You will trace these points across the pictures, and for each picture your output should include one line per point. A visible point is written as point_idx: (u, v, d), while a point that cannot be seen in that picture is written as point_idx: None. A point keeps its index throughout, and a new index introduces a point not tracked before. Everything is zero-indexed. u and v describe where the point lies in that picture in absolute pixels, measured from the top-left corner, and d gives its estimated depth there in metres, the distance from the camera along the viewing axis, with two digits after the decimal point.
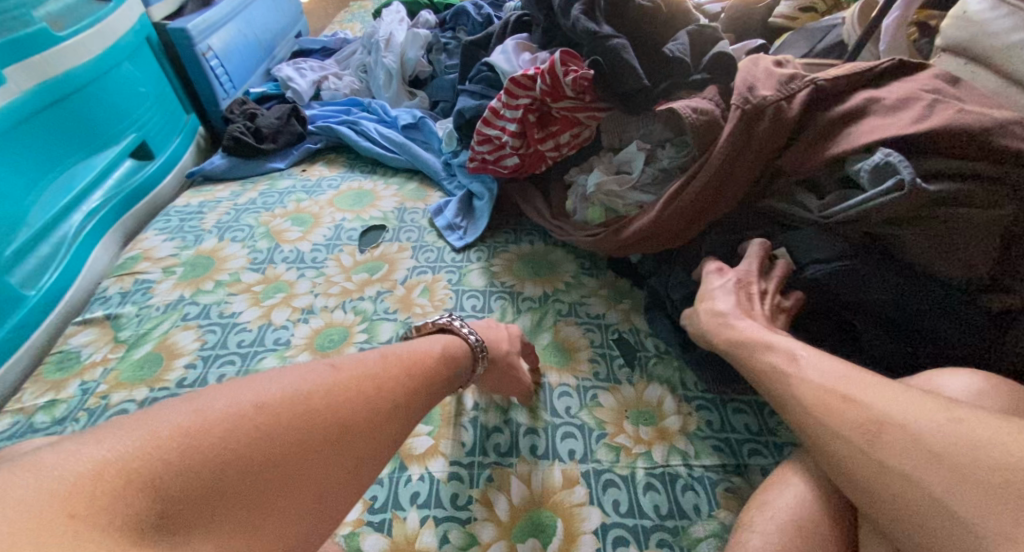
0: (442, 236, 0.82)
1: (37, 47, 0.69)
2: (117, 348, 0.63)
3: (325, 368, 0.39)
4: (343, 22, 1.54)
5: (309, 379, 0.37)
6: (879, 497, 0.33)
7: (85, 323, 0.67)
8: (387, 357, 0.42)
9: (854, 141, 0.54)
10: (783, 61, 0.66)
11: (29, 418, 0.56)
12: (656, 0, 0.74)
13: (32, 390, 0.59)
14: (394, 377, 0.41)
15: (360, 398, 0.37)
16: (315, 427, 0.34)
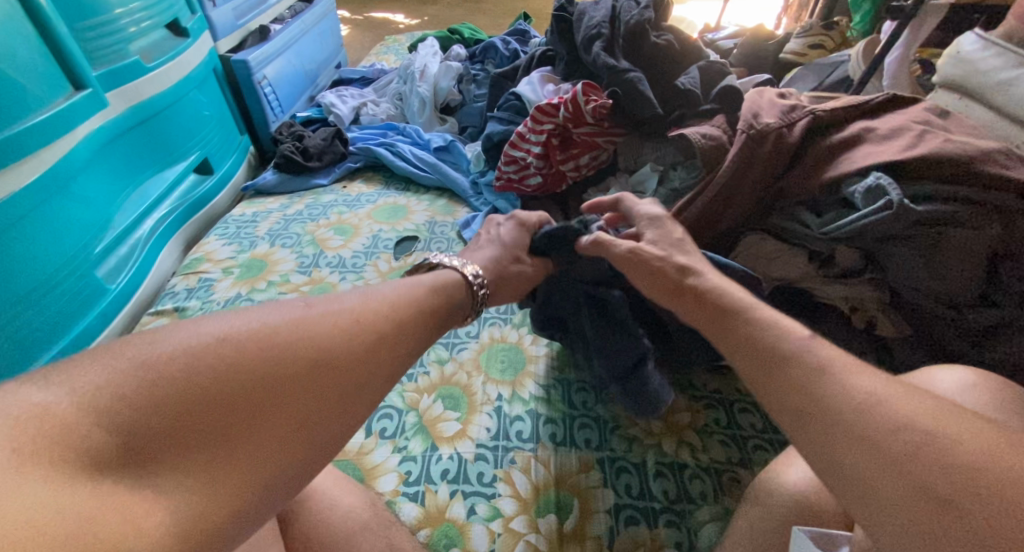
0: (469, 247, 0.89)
1: (131, 76, 0.80)
2: None
3: (298, 305, 0.39)
4: (379, 55, 1.67)
5: (290, 312, 0.37)
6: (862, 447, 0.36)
7: (157, 314, 0.75)
8: (369, 295, 0.43)
9: (848, 166, 0.61)
10: (786, 94, 0.73)
11: None
12: (670, 39, 0.82)
13: None
14: (374, 311, 0.41)
15: (342, 336, 0.37)
16: (352, 368, 0.36)
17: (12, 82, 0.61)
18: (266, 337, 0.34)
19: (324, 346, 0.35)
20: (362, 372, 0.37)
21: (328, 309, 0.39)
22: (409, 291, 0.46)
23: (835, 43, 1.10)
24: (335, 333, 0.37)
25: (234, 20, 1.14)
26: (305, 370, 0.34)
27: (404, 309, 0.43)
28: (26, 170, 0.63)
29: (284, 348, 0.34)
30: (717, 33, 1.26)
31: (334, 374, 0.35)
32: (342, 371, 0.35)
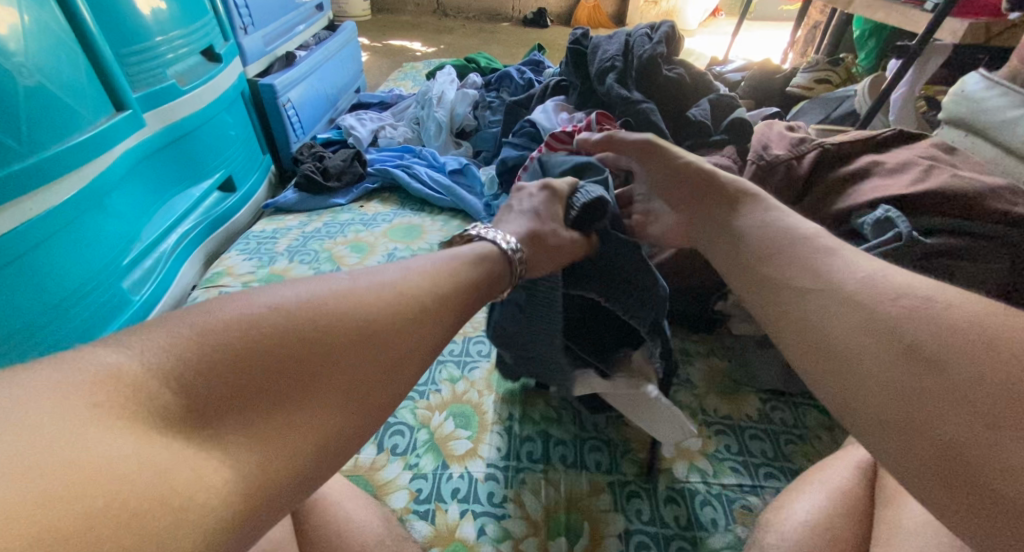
0: None
1: (167, 98, 0.85)
2: None
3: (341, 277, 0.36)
4: (397, 80, 1.73)
5: (337, 286, 0.34)
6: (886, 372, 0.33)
7: None
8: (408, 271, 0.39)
9: (858, 198, 0.62)
10: (796, 127, 0.75)
11: None
12: (681, 72, 0.85)
13: None
14: (414, 286, 0.38)
15: (387, 305, 0.35)
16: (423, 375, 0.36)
17: (62, 104, 0.66)
18: (314, 315, 0.31)
19: (364, 312, 0.33)
20: (396, 352, 0.34)
21: (368, 288, 0.35)
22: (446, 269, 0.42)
23: (841, 78, 1.13)
24: (376, 304, 0.34)
25: (262, 46, 1.19)
26: (350, 342, 0.32)
27: (447, 285, 0.41)
28: (66, 185, 0.67)
29: (327, 321, 0.31)
30: (725, 66, 1.30)
31: (371, 347, 0.32)
32: (376, 339, 0.33)
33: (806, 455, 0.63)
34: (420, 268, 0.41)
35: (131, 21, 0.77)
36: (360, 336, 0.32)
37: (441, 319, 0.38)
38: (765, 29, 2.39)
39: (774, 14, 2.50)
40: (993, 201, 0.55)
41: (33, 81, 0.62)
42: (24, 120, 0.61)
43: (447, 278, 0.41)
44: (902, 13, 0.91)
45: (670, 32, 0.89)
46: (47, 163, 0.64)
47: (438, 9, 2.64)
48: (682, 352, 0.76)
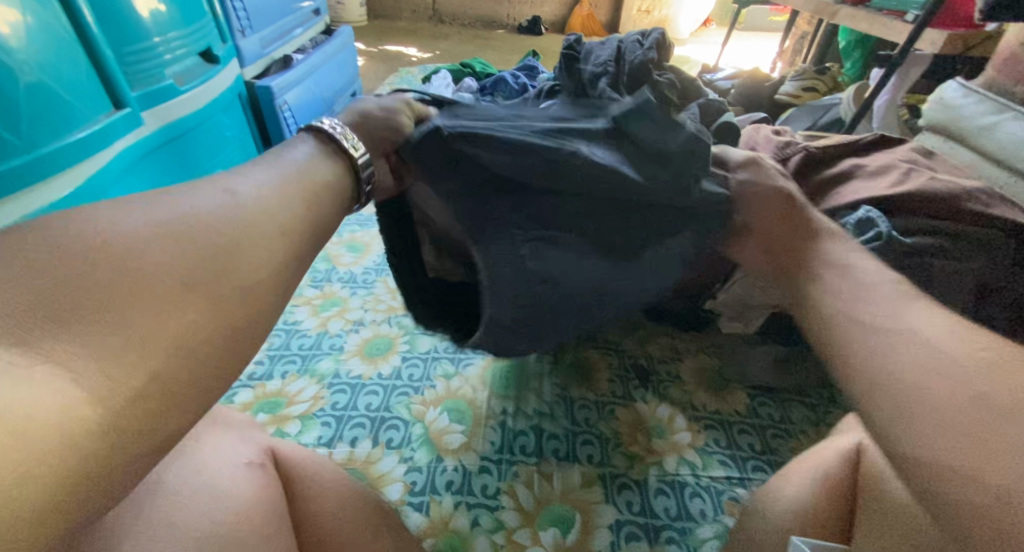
0: None
1: (164, 98, 0.86)
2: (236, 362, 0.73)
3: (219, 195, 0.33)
4: (393, 85, 1.75)
5: (189, 202, 0.31)
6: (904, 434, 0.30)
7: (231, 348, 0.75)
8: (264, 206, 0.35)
9: (840, 200, 0.64)
10: (782, 131, 0.77)
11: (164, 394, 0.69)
12: (672, 78, 0.87)
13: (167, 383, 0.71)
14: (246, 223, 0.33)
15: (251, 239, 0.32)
16: None
17: (62, 101, 0.67)
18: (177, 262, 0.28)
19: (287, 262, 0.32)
20: None
21: (198, 198, 0.32)
22: (291, 176, 0.39)
23: (827, 86, 1.16)
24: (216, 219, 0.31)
25: (259, 49, 1.20)
26: (156, 237, 0.28)
27: (291, 193, 0.37)
28: (63, 183, 0.68)
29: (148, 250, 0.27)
30: (715, 74, 1.33)
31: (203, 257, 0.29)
32: None
33: (793, 449, 0.65)
34: (263, 177, 0.37)
35: (131, 23, 0.78)
36: (170, 235, 0.29)
37: (286, 212, 0.36)
38: (755, 39, 2.43)
39: (763, 26, 2.56)
40: (969, 202, 0.58)
41: (33, 78, 0.63)
42: (24, 116, 0.62)
43: (302, 193, 0.38)
44: (885, 24, 0.94)
45: (660, 39, 0.92)
46: (45, 160, 0.65)
47: (432, 16, 2.67)
48: (672, 350, 0.78)
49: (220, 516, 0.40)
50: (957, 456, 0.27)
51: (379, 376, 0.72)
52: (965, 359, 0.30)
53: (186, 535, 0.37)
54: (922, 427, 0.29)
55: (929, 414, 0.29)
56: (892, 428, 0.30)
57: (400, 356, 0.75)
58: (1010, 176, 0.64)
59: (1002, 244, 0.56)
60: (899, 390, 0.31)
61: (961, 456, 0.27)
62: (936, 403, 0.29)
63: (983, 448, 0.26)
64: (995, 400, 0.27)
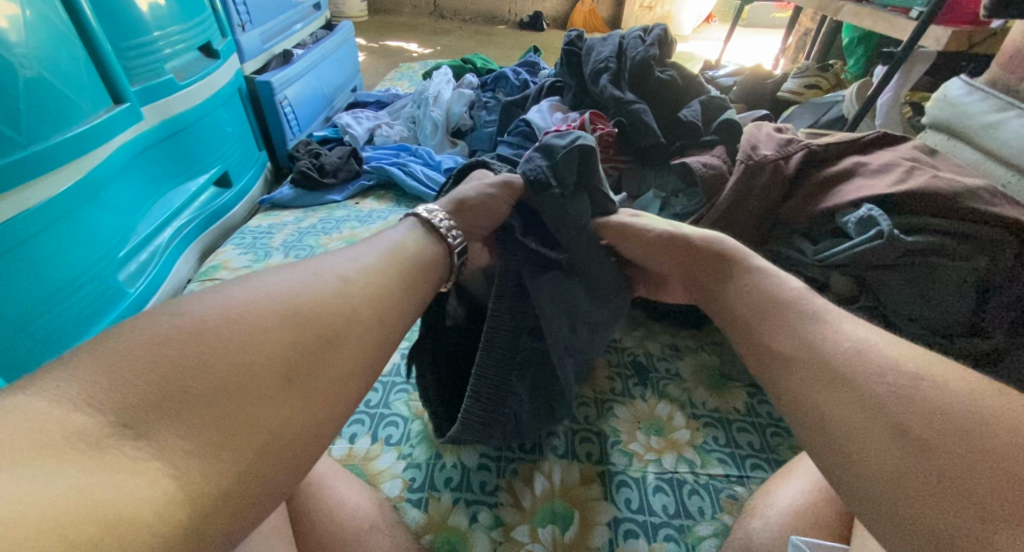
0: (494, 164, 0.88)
1: (165, 93, 0.86)
2: None
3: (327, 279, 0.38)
4: (394, 80, 1.75)
5: (291, 284, 0.36)
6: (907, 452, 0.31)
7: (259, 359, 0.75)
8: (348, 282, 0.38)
9: (841, 198, 0.63)
10: (784, 129, 0.77)
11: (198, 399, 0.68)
12: (673, 75, 0.86)
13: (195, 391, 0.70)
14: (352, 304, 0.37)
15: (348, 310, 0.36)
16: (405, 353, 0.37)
17: (61, 96, 0.67)
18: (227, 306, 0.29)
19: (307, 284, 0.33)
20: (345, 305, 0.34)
21: (309, 280, 0.37)
22: (386, 253, 0.45)
23: (830, 83, 1.16)
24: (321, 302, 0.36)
25: (260, 44, 1.19)
26: (279, 323, 0.32)
27: (383, 267, 0.43)
28: (62, 177, 0.68)
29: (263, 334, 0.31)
30: (717, 71, 1.33)
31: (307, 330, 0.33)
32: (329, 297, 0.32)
33: (792, 447, 0.65)
34: (361, 256, 0.43)
35: (130, 17, 0.78)
36: (290, 316, 0.33)
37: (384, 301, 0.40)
38: (758, 35, 2.42)
39: (766, 22, 2.54)
40: (972, 201, 0.57)
41: (33, 72, 0.63)
42: (24, 110, 0.62)
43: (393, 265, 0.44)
44: (888, 21, 0.94)
45: (662, 36, 0.91)
46: (44, 155, 0.64)
47: (434, 11, 2.65)
48: (671, 348, 0.77)
49: None
50: (889, 468, 0.29)
51: (378, 373, 0.72)
52: (878, 374, 0.33)
53: None
54: (855, 447, 0.31)
55: (856, 431, 0.31)
56: (833, 453, 0.32)
57: (399, 353, 0.75)
58: (1013, 174, 0.64)
59: (1006, 242, 0.55)
60: (835, 410, 0.33)
61: (893, 467, 0.29)
62: (864, 418, 0.31)
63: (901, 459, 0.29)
64: (896, 412, 0.30)
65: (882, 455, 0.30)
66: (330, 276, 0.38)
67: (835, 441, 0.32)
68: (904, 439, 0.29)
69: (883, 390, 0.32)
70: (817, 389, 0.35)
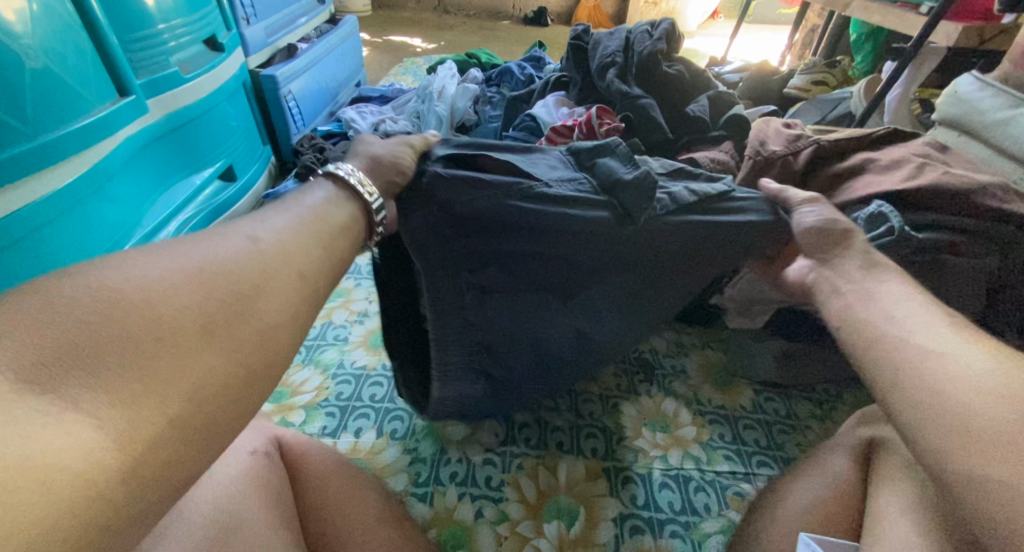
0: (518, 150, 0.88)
1: (170, 86, 0.86)
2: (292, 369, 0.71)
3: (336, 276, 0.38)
4: (398, 75, 1.74)
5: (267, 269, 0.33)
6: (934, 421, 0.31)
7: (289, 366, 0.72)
8: None
9: (851, 194, 0.63)
10: (793, 124, 0.75)
11: None
12: (681, 70, 0.86)
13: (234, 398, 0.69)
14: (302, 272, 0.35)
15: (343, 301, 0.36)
16: None
17: (67, 88, 0.66)
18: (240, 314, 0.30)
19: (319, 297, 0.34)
20: None
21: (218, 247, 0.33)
22: (301, 217, 0.39)
23: (838, 79, 1.14)
24: None
25: (264, 38, 1.19)
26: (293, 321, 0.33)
27: (289, 227, 0.38)
28: (68, 169, 0.68)
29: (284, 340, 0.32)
30: (724, 67, 1.32)
31: None
32: None
33: (798, 445, 0.64)
34: (269, 219, 0.38)
35: (136, 9, 0.77)
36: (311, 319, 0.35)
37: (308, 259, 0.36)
38: (765, 32, 2.40)
39: (773, 18, 2.52)
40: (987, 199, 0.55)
41: (38, 64, 0.62)
42: (29, 102, 0.62)
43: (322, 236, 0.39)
44: (898, 16, 0.93)
45: (670, 30, 0.90)
46: (51, 147, 0.64)
47: (438, 6, 2.64)
48: (677, 344, 0.77)
49: (231, 507, 0.40)
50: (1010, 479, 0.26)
51: (383, 368, 0.72)
52: (979, 378, 0.30)
53: (192, 524, 0.37)
54: (966, 451, 0.28)
55: (968, 437, 0.29)
56: (939, 463, 0.29)
57: None
58: None
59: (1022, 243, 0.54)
60: (931, 410, 0.31)
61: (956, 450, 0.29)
62: (980, 424, 0.28)
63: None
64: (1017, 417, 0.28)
65: (999, 460, 0.27)
66: (251, 239, 0.35)
67: (936, 441, 0.30)
68: (1016, 449, 0.27)
69: (1009, 395, 0.29)
70: (914, 393, 0.32)
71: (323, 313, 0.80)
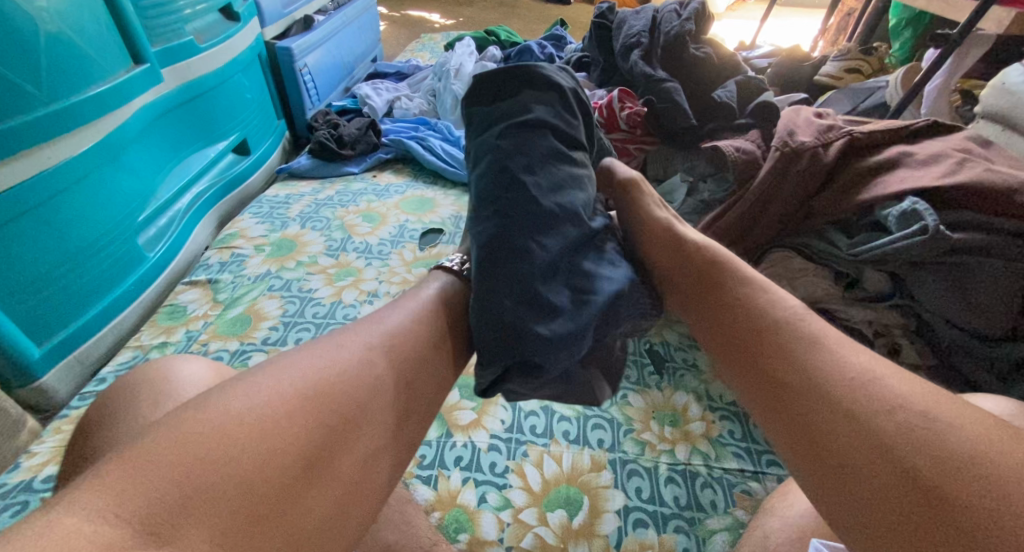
0: (626, 53, 0.87)
1: (184, 54, 0.85)
2: (215, 306, 0.78)
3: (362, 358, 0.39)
4: (415, 51, 1.70)
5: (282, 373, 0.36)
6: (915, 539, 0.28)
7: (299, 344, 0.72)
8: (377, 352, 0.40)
9: (882, 189, 0.56)
10: (825, 113, 0.69)
11: (145, 353, 0.71)
12: (709, 52, 0.82)
13: (149, 331, 0.74)
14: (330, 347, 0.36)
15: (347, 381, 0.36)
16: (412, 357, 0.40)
17: (81, 54, 0.66)
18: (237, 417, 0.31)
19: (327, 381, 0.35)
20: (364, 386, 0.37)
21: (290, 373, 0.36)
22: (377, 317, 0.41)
23: (874, 67, 1.09)
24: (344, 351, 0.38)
25: (280, 9, 1.17)
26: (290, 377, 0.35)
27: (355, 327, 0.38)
28: (82, 138, 0.68)
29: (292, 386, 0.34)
30: (753, 51, 1.27)
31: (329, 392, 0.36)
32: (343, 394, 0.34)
33: None
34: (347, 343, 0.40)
35: None
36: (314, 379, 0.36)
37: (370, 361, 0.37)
38: (799, 16, 2.30)
39: (806, 2, 2.42)
40: None
41: (54, 28, 0.62)
42: (45, 67, 0.61)
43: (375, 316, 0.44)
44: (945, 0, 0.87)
45: (700, 9, 0.86)
46: (65, 114, 0.64)
47: None
48: (690, 338, 0.76)
49: None
50: (886, 522, 0.29)
51: None
52: (887, 408, 0.33)
53: None
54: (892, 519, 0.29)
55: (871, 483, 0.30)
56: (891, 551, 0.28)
57: None
58: None
59: None
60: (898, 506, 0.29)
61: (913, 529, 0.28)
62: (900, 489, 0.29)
63: (914, 519, 0.28)
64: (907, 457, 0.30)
65: (864, 519, 0.30)
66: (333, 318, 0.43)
67: (838, 506, 0.32)
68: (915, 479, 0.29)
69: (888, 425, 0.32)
70: (826, 462, 0.33)
71: (333, 293, 0.80)
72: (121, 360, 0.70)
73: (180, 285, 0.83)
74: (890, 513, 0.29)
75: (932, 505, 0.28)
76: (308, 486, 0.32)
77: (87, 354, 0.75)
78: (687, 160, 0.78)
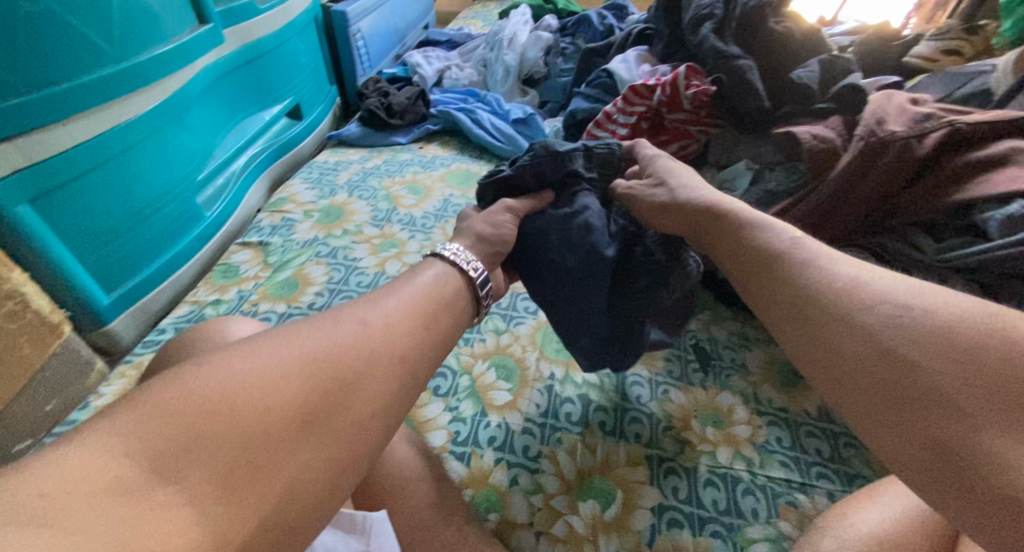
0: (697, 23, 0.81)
1: (244, 15, 0.86)
2: (266, 269, 0.80)
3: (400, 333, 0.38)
4: (468, 18, 1.66)
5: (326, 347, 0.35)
6: (908, 402, 0.29)
7: None
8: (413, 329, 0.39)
9: (985, 188, 0.50)
10: (920, 99, 0.63)
11: (201, 309, 0.74)
12: (789, 27, 0.75)
13: (204, 288, 0.77)
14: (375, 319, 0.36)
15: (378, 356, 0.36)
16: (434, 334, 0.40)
17: (149, 13, 0.68)
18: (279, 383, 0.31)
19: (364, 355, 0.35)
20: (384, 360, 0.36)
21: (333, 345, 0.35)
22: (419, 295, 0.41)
23: (976, 49, 0.97)
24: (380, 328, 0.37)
25: None
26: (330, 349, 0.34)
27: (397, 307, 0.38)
28: (149, 96, 0.70)
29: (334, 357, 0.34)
30: (834, 28, 1.16)
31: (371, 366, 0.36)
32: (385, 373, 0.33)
33: (867, 463, 0.58)
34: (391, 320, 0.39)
35: None
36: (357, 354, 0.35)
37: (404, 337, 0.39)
38: None
39: None
40: None
41: None
42: (116, 24, 0.63)
43: (412, 305, 0.43)
44: None
45: None
46: (133, 71, 0.66)
47: None
48: (740, 337, 0.72)
49: None
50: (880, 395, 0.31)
51: None
52: (863, 305, 0.34)
53: None
54: (886, 391, 0.31)
55: (862, 368, 0.32)
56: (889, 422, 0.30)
57: None
58: None
59: None
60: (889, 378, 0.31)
61: (906, 396, 0.30)
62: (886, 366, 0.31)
63: (886, 380, 0.31)
64: (884, 338, 0.32)
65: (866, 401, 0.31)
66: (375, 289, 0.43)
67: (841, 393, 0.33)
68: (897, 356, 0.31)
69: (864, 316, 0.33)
70: (825, 357, 0.34)
71: (379, 263, 0.80)
72: (180, 314, 0.73)
73: (234, 245, 0.86)
74: (883, 388, 0.31)
75: (899, 367, 0.30)
76: (326, 444, 0.32)
77: (150, 304, 0.79)
78: (751, 148, 0.74)
